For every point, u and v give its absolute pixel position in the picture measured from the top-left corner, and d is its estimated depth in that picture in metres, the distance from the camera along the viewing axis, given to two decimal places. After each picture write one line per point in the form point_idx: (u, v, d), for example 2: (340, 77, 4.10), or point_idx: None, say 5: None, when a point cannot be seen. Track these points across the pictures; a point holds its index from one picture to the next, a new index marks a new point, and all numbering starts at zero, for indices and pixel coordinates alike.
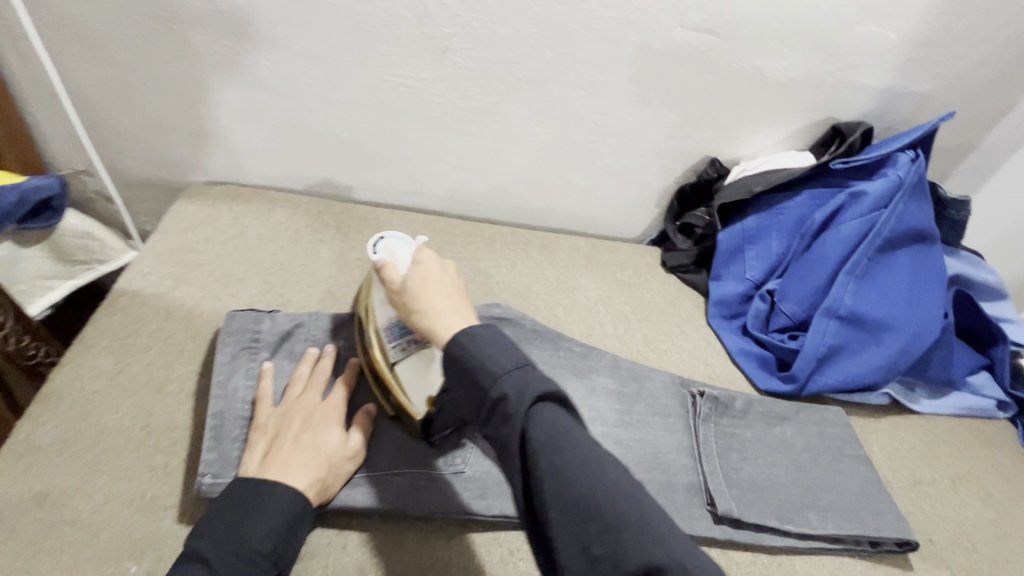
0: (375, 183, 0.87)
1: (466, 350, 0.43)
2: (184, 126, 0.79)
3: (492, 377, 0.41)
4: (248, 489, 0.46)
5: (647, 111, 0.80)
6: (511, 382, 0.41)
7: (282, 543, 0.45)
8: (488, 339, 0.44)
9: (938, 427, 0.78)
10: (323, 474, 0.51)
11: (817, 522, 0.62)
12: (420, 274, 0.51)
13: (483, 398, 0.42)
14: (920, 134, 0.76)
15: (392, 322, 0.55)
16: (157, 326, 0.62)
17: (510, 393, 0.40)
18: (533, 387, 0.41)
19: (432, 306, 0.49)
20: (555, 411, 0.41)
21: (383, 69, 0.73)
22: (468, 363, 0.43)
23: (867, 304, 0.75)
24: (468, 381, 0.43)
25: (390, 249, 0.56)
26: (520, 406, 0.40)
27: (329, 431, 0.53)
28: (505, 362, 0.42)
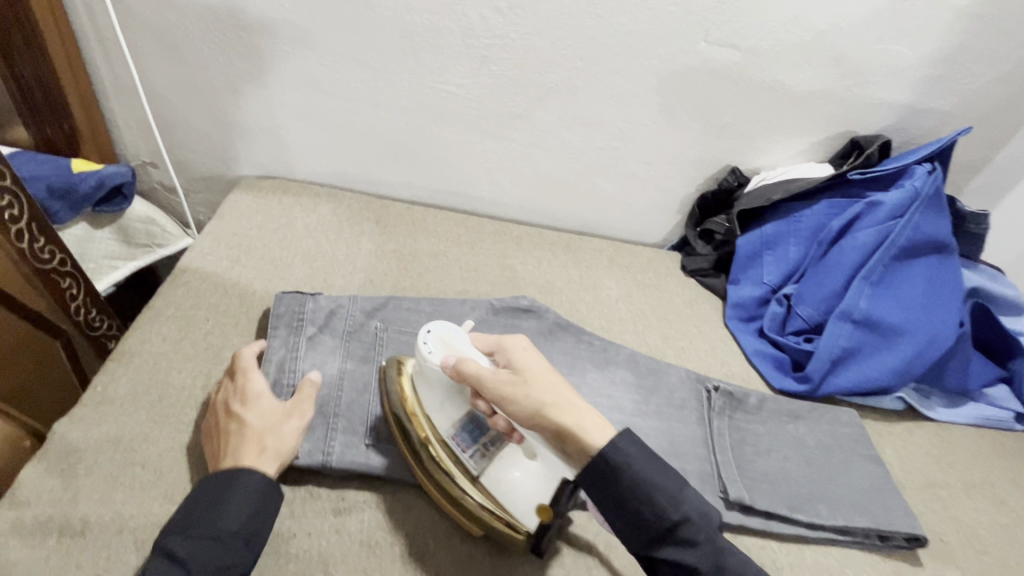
0: (412, 182, 0.93)
1: (631, 469, 0.47)
2: (243, 124, 0.86)
3: (673, 502, 0.46)
4: (209, 487, 0.48)
5: (671, 121, 0.84)
6: (692, 505, 0.47)
7: (252, 523, 0.47)
8: (645, 456, 0.48)
9: (953, 435, 0.79)
10: (270, 446, 0.52)
11: (827, 513, 0.64)
12: (524, 365, 0.52)
13: (663, 522, 0.46)
14: (937, 147, 0.79)
15: (458, 429, 0.56)
16: (215, 301, 0.68)
17: (693, 516, 0.46)
18: (707, 508, 0.47)
19: (565, 402, 0.50)
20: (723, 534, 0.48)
21: (427, 76, 0.80)
22: (629, 479, 0.46)
23: (882, 309, 0.77)
24: (625, 499, 0.47)
25: (457, 346, 0.56)
26: (705, 529, 0.46)
27: (269, 406, 0.54)
28: (671, 484, 0.47)
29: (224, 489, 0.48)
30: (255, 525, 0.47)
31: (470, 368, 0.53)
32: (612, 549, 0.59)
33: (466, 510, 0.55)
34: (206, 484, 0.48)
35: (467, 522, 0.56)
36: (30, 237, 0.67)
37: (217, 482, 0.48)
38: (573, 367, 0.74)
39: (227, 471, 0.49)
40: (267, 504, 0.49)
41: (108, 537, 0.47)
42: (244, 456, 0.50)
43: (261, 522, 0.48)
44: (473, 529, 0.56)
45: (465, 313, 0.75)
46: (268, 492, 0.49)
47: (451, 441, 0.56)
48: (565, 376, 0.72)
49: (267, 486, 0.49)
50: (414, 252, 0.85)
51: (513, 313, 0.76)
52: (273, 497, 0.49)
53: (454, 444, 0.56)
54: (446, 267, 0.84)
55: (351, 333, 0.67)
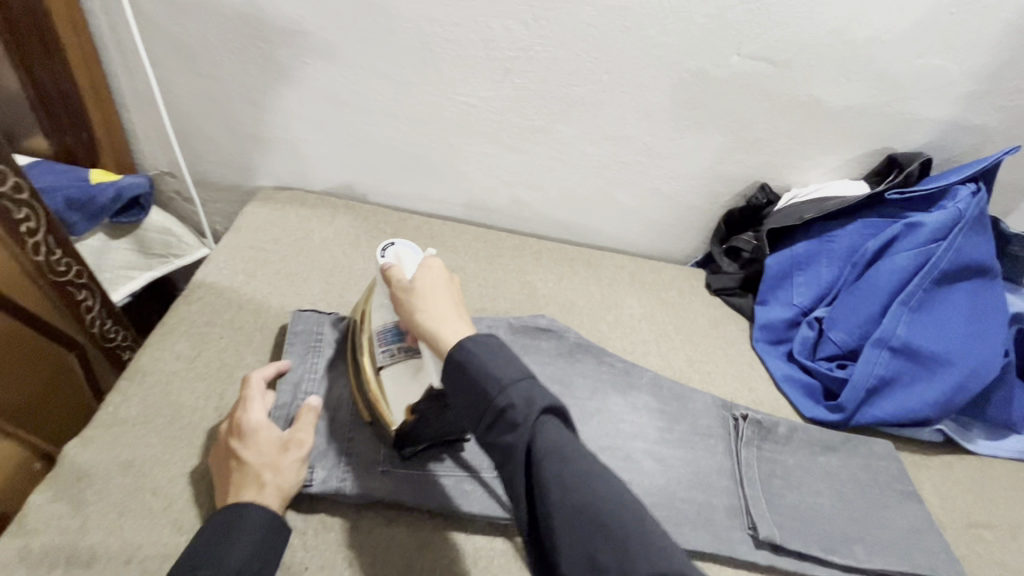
0: (430, 195, 0.91)
1: (473, 355, 0.44)
2: (262, 135, 0.85)
3: (499, 386, 0.42)
4: (213, 526, 0.45)
5: (698, 135, 0.81)
6: (517, 391, 0.42)
7: (259, 557, 0.45)
8: (490, 347, 0.44)
9: (996, 470, 0.74)
10: (270, 481, 0.50)
11: (864, 555, 0.60)
12: (429, 275, 0.52)
13: (489, 406, 0.42)
14: (982, 167, 0.75)
15: (386, 326, 0.56)
16: (229, 317, 0.67)
17: (516, 402, 0.41)
18: (540, 399, 0.42)
19: (443, 313, 0.49)
20: (555, 425, 0.41)
21: (448, 88, 0.78)
22: (474, 370, 0.43)
23: (921, 337, 0.73)
24: (473, 386, 0.43)
25: (397, 255, 0.56)
26: (528, 415, 0.41)
27: (268, 439, 0.52)
28: (504, 372, 0.43)
29: (229, 525, 0.45)
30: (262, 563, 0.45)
31: (392, 273, 0.54)
32: None
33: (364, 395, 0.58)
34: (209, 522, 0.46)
35: (361, 403, 0.59)
36: (46, 250, 0.66)
37: (221, 520, 0.45)
38: (594, 391, 0.71)
39: (231, 507, 0.47)
40: (276, 540, 0.46)
41: (115, 568, 0.46)
42: (244, 494, 0.48)
43: (268, 560, 0.45)
44: (365, 415, 0.58)
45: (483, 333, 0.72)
46: (275, 528, 0.47)
47: (376, 334, 0.56)
48: (586, 400, 0.70)
49: (272, 523, 0.47)
50: None
51: (532, 333, 0.74)
52: (280, 533, 0.47)
53: (377, 336, 0.56)
54: (464, 283, 0.82)
55: None
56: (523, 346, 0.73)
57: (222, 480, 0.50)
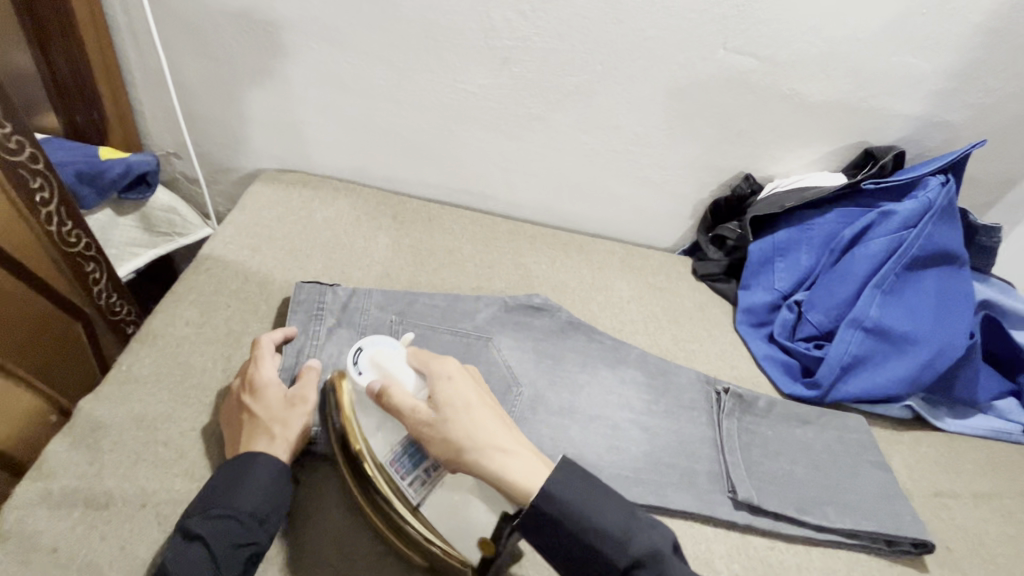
0: (429, 180, 0.94)
1: (564, 501, 0.47)
2: (267, 118, 0.88)
3: (620, 543, 0.46)
4: (227, 469, 0.49)
5: (687, 126, 0.86)
6: (641, 542, 0.46)
7: (267, 502, 0.48)
8: (590, 491, 0.48)
9: (961, 446, 0.79)
10: (279, 434, 0.53)
11: (835, 516, 0.64)
12: (450, 402, 0.51)
13: (613, 564, 0.46)
14: (951, 158, 0.79)
15: (397, 454, 0.54)
16: (235, 288, 0.70)
17: (644, 554, 0.45)
18: (662, 540, 0.46)
19: (495, 439, 0.50)
20: (683, 563, 0.46)
21: (449, 76, 0.81)
22: (571, 524, 0.46)
23: (893, 318, 0.78)
24: (579, 542, 0.47)
25: (387, 370, 0.54)
26: (659, 565, 0.45)
27: (277, 395, 0.55)
28: (612, 521, 0.47)
29: (240, 470, 0.49)
30: (270, 508, 0.48)
31: (394, 397, 0.52)
32: None
33: (410, 540, 0.54)
34: (221, 471, 0.50)
35: (407, 551, 0.54)
36: (58, 220, 0.68)
37: (234, 465, 0.49)
38: (585, 365, 0.74)
39: (243, 454, 0.50)
40: (281, 489, 0.50)
41: (131, 510, 0.48)
42: (255, 443, 0.51)
43: (276, 506, 0.49)
44: (417, 559, 0.54)
45: (479, 308, 0.76)
46: (281, 476, 0.50)
47: (390, 467, 0.54)
48: (577, 373, 0.73)
49: (280, 472, 0.50)
50: (430, 248, 0.86)
51: (526, 310, 0.77)
52: (287, 481, 0.50)
53: (392, 469, 0.54)
54: (462, 264, 0.85)
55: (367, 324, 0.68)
56: (517, 322, 0.76)
57: (235, 434, 0.53)
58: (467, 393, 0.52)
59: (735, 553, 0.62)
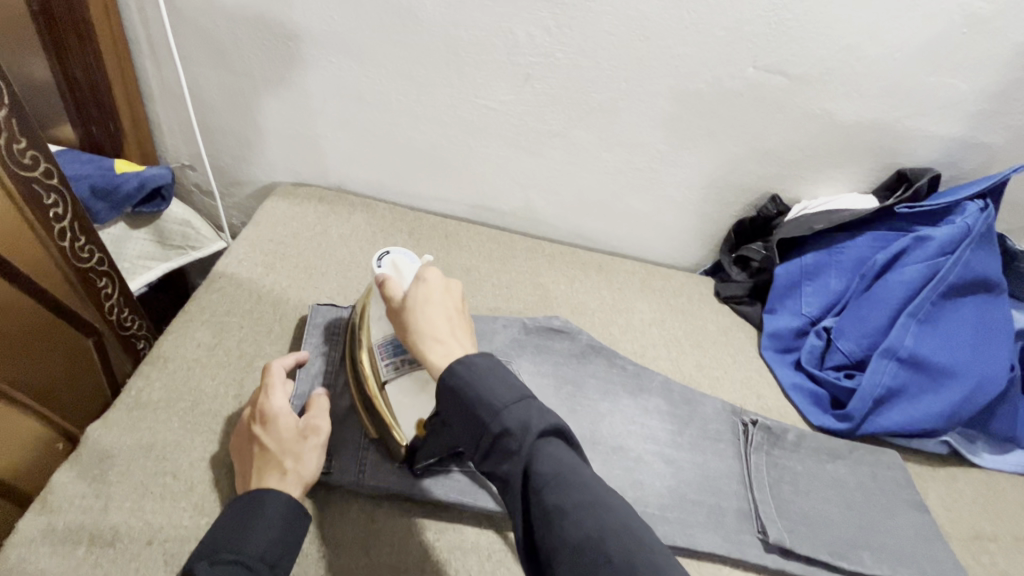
0: (446, 195, 0.92)
1: (463, 373, 0.44)
2: (284, 131, 0.87)
3: (492, 412, 0.42)
4: (236, 507, 0.46)
5: (713, 144, 0.83)
6: (513, 415, 0.42)
7: (277, 544, 0.45)
8: (483, 369, 0.44)
9: (1001, 484, 0.75)
10: (291, 468, 0.50)
11: (871, 562, 0.61)
12: (421, 291, 0.51)
13: (483, 429, 0.42)
14: (990, 183, 0.76)
15: (385, 339, 0.56)
16: (249, 307, 0.68)
17: (512, 427, 0.41)
18: (536, 422, 0.41)
19: (439, 330, 0.49)
20: (557, 446, 0.41)
21: (469, 91, 0.80)
22: (466, 394, 0.43)
23: (929, 348, 0.74)
24: (468, 412, 0.43)
25: (396, 266, 0.57)
26: (524, 440, 0.41)
27: (288, 425, 0.52)
28: (499, 396, 0.43)
29: (250, 508, 0.46)
30: (282, 550, 0.45)
31: (387, 283, 0.54)
32: None
33: (371, 413, 0.57)
34: (229, 511, 0.46)
35: (366, 421, 0.57)
36: (71, 236, 0.67)
37: (243, 504, 0.46)
38: (606, 392, 0.72)
39: (254, 492, 0.47)
40: (294, 530, 0.46)
41: (137, 549, 0.46)
42: (266, 481, 0.48)
43: (288, 549, 0.45)
44: (371, 432, 0.57)
45: (498, 331, 0.73)
46: (295, 516, 0.47)
47: (375, 348, 0.56)
48: (597, 400, 0.70)
49: (294, 512, 0.47)
50: (446, 266, 0.84)
51: (545, 333, 0.75)
52: (301, 522, 0.47)
53: (377, 350, 0.56)
54: (478, 283, 0.83)
55: None
56: (536, 346, 0.74)
57: (246, 468, 0.50)
58: (441, 290, 0.52)
59: None
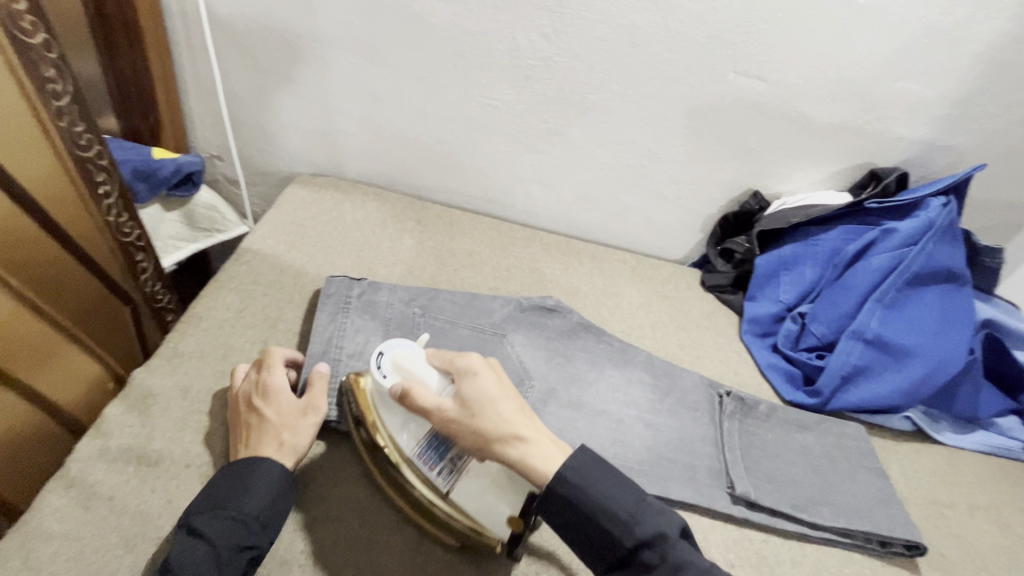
0: (452, 187, 1.00)
1: (575, 484, 0.51)
2: (305, 125, 0.95)
3: (625, 526, 0.49)
4: (237, 469, 0.51)
5: (698, 143, 0.90)
6: (646, 526, 0.49)
7: (270, 507, 0.50)
8: (593, 475, 0.51)
9: (961, 459, 0.81)
10: (287, 440, 0.55)
11: (831, 516, 0.67)
12: (475, 393, 0.54)
13: (620, 544, 0.49)
14: (953, 181, 0.83)
15: (424, 447, 0.58)
16: (272, 279, 0.76)
17: (647, 537, 0.48)
18: (664, 525, 0.49)
19: (518, 424, 0.53)
20: (687, 543, 0.49)
21: (475, 91, 0.88)
22: (588, 507, 0.50)
23: (894, 331, 0.80)
24: (596, 525, 0.50)
25: (406, 367, 0.57)
26: (660, 549, 0.48)
27: (288, 402, 0.57)
28: (621, 506, 0.50)
29: (249, 472, 0.51)
30: (273, 510, 0.50)
31: (416, 393, 0.55)
32: None
33: (441, 524, 0.58)
34: (228, 472, 0.51)
35: (438, 533, 0.59)
36: (116, 212, 0.75)
37: (243, 466, 0.51)
38: (594, 363, 0.78)
39: (252, 458, 0.52)
40: (282, 493, 0.51)
41: (176, 470, 0.54)
42: (264, 449, 0.53)
43: (278, 509, 0.51)
44: (450, 541, 0.59)
45: (496, 307, 0.80)
46: (286, 481, 0.52)
47: (418, 460, 0.58)
48: (585, 370, 0.77)
49: (286, 477, 0.52)
50: (451, 250, 0.91)
51: (540, 311, 0.82)
52: (290, 489, 0.52)
53: (421, 463, 0.58)
54: (480, 266, 0.90)
55: (390, 318, 0.73)
56: (531, 321, 0.80)
57: (243, 436, 0.55)
58: (494, 385, 0.55)
59: (731, 545, 0.64)
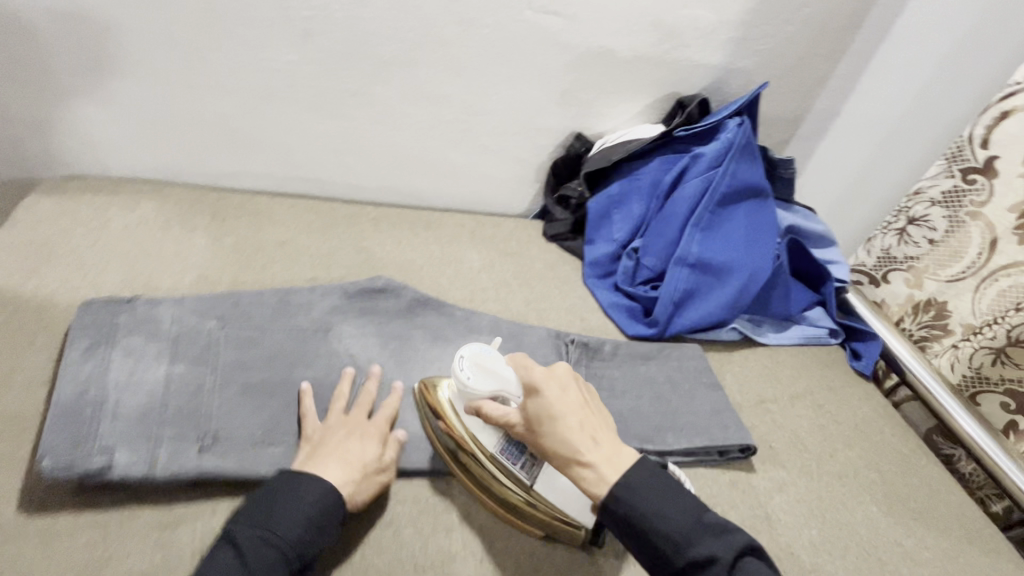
0: (252, 170, 0.86)
1: (630, 501, 0.48)
2: (32, 117, 0.75)
3: (679, 546, 0.46)
4: (290, 481, 0.51)
5: (512, 89, 0.86)
6: (701, 548, 0.46)
7: (307, 533, 0.48)
8: (654, 493, 0.48)
9: (780, 356, 0.90)
10: (360, 473, 0.55)
11: (672, 440, 0.70)
12: (544, 403, 0.52)
13: (671, 564, 0.47)
14: (743, 101, 0.88)
15: (505, 443, 0.60)
16: (3, 320, 0.60)
17: (702, 560, 0.46)
18: (725, 548, 0.46)
19: (584, 437, 0.51)
20: (756, 566, 0.46)
21: (246, 52, 0.74)
22: (639, 519, 0.47)
23: (712, 252, 0.84)
24: (649, 540, 0.47)
25: (482, 370, 0.59)
26: (722, 573, 0.45)
27: (376, 447, 0.58)
28: (677, 527, 0.47)
29: (295, 487, 0.50)
30: (313, 533, 0.49)
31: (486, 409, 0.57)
32: (471, 509, 0.62)
33: (526, 517, 0.59)
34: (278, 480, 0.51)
35: (525, 525, 0.60)
36: None
37: (293, 481, 0.51)
38: (436, 341, 0.73)
39: (310, 475, 0.52)
40: (337, 518, 0.51)
41: None
42: (332, 471, 0.54)
43: (319, 533, 0.49)
44: (535, 532, 0.60)
45: (316, 300, 0.71)
46: (331, 508, 0.51)
47: (500, 455, 0.60)
48: (428, 348, 0.72)
49: (326, 503, 0.50)
50: (257, 243, 0.79)
51: (370, 296, 0.74)
52: (331, 512, 0.50)
53: (503, 457, 0.60)
54: (296, 255, 0.79)
55: (176, 336, 0.61)
56: (360, 310, 0.72)
57: (312, 454, 0.56)
58: (560, 395, 0.53)
59: None
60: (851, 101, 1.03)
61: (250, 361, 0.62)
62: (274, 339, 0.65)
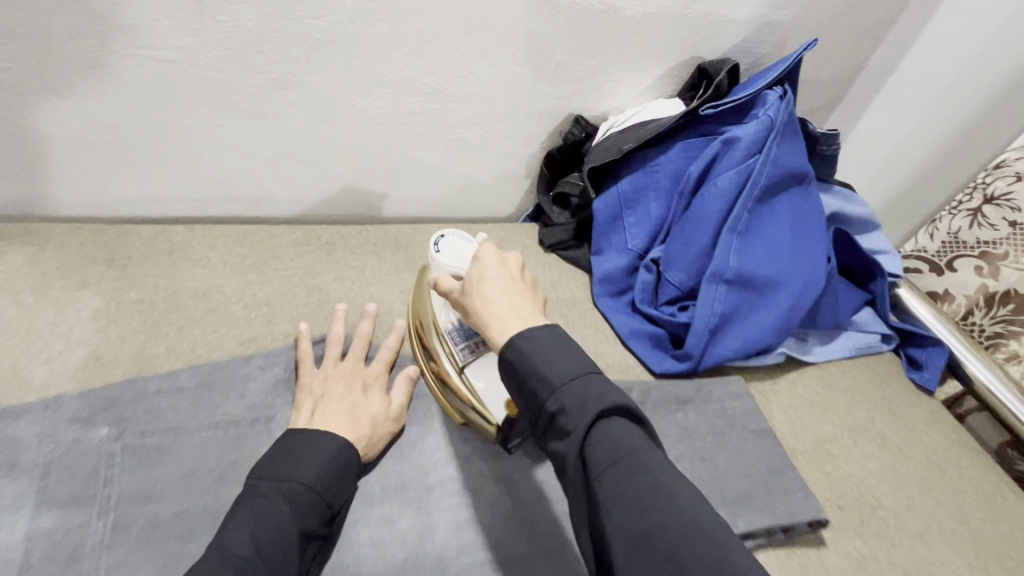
0: (160, 193, 0.66)
1: (522, 350, 0.43)
2: None
3: (550, 389, 0.41)
4: (300, 437, 0.47)
5: (492, 66, 0.66)
6: (570, 393, 0.41)
7: (335, 486, 0.46)
8: (541, 343, 0.43)
9: (832, 375, 0.75)
10: (364, 424, 0.51)
11: (726, 519, 0.55)
12: (478, 269, 0.51)
13: (541, 410, 0.42)
14: (786, 66, 0.70)
15: (457, 324, 0.57)
16: None
17: (567, 406, 0.40)
18: (596, 400, 0.40)
19: (502, 302, 0.48)
20: (624, 426, 0.40)
21: (118, 38, 0.53)
22: (524, 371, 0.43)
23: (754, 261, 0.68)
24: (526, 387, 0.43)
25: (455, 249, 0.58)
26: (582, 419, 0.39)
27: (379, 399, 0.54)
28: (556, 371, 0.42)
29: (311, 439, 0.47)
30: (334, 484, 0.46)
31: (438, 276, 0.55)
32: None
33: (453, 399, 0.56)
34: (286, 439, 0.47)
35: (450, 407, 0.57)
36: None
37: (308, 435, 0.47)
38: (417, 414, 0.57)
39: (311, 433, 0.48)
40: (355, 473, 0.48)
41: None
42: (336, 425, 0.50)
43: (339, 487, 0.46)
44: (456, 416, 0.56)
45: (252, 378, 0.54)
46: (349, 465, 0.48)
47: (447, 333, 0.57)
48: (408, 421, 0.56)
49: (345, 458, 0.47)
50: (173, 295, 0.60)
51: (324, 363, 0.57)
52: (351, 468, 0.48)
53: (450, 335, 0.57)
54: (225, 306, 0.61)
55: (49, 464, 0.44)
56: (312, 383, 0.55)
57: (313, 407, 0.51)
58: (496, 265, 0.51)
59: None
60: (911, 53, 0.85)
61: (161, 486, 0.45)
62: (194, 448, 0.48)
